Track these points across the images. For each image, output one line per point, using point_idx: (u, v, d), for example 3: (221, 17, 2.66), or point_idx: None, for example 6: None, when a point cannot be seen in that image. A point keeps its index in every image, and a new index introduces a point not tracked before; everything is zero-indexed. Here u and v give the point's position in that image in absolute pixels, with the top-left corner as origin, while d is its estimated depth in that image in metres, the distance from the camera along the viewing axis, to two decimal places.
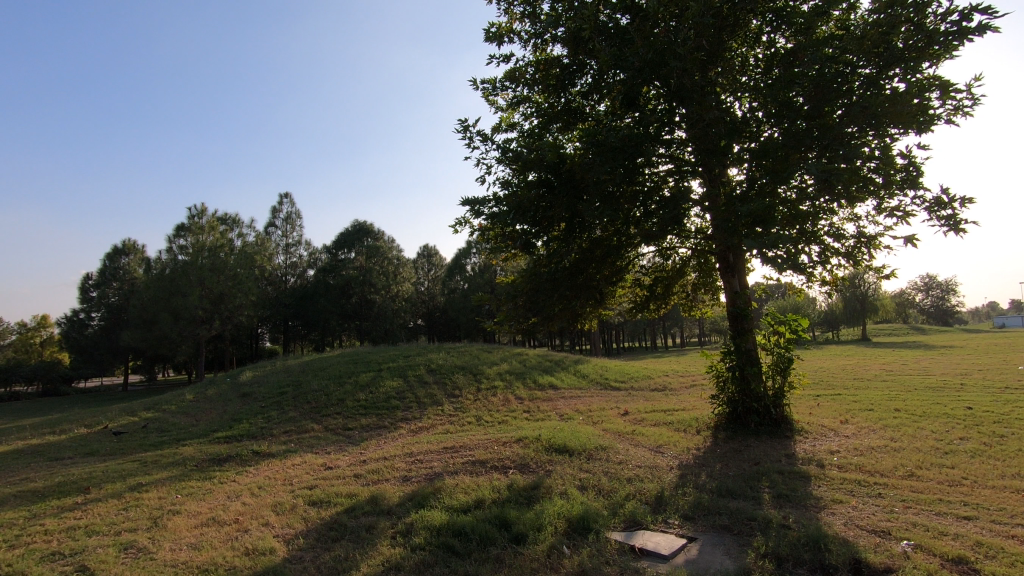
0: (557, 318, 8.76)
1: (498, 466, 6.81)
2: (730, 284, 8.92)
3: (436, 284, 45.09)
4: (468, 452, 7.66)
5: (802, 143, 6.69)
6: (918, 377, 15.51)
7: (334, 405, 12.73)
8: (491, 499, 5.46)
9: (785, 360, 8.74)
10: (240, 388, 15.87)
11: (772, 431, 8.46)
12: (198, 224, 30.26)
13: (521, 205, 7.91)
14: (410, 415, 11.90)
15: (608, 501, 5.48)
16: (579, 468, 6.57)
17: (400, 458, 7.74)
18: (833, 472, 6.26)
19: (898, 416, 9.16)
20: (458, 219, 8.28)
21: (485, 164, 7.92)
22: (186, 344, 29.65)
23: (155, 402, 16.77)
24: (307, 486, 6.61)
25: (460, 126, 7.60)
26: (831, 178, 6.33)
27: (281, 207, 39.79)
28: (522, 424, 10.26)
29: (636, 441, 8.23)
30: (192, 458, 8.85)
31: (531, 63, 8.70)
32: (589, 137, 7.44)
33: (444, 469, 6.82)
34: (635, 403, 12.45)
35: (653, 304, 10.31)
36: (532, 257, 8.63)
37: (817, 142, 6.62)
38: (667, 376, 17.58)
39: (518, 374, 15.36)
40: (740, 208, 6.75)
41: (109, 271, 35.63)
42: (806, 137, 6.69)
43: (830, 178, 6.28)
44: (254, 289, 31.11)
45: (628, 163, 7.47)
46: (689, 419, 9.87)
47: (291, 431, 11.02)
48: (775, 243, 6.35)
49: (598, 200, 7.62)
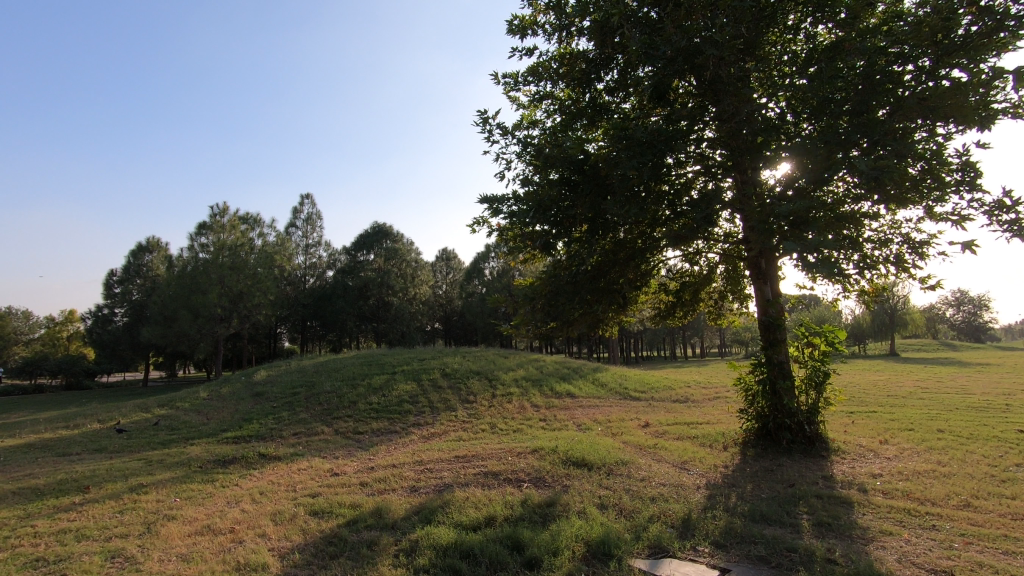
0: (576, 324, 8.28)
1: (512, 479, 6.40)
2: (761, 291, 8.39)
3: (454, 287, 44.95)
4: (480, 462, 7.26)
5: (850, 140, 6.23)
6: (957, 395, 14.73)
7: (346, 408, 12.44)
8: (503, 516, 5.06)
9: (820, 374, 8.20)
10: (254, 387, 15.68)
11: (806, 450, 7.90)
12: (219, 223, 30.42)
13: (542, 203, 7.52)
14: (423, 420, 11.55)
15: (631, 523, 5.04)
16: (599, 484, 6.15)
17: (409, 467, 7.37)
18: (878, 499, 5.72)
19: (942, 437, 8.53)
20: (476, 217, 7.94)
21: (504, 158, 7.51)
22: (205, 342, 29.66)
23: (169, 399, 16.70)
24: (310, 494, 6.29)
25: (478, 118, 7.22)
26: (881, 176, 5.85)
27: (303, 207, 39.98)
28: (538, 433, 9.83)
29: (659, 456, 7.75)
30: (198, 458, 8.61)
31: (555, 57, 8.34)
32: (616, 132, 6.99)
33: (454, 480, 6.43)
34: (656, 415, 11.94)
35: (679, 311, 9.87)
36: (552, 259, 8.23)
37: (867, 137, 6.13)
38: (689, 387, 17.00)
39: (534, 381, 14.93)
40: (779, 209, 6.27)
41: (133, 267, 36.15)
42: (854, 134, 6.20)
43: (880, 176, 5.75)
44: (273, 289, 31.28)
45: (657, 159, 7.02)
46: (714, 433, 9.34)
47: (301, 433, 10.75)
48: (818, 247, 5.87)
49: (624, 199, 7.17)
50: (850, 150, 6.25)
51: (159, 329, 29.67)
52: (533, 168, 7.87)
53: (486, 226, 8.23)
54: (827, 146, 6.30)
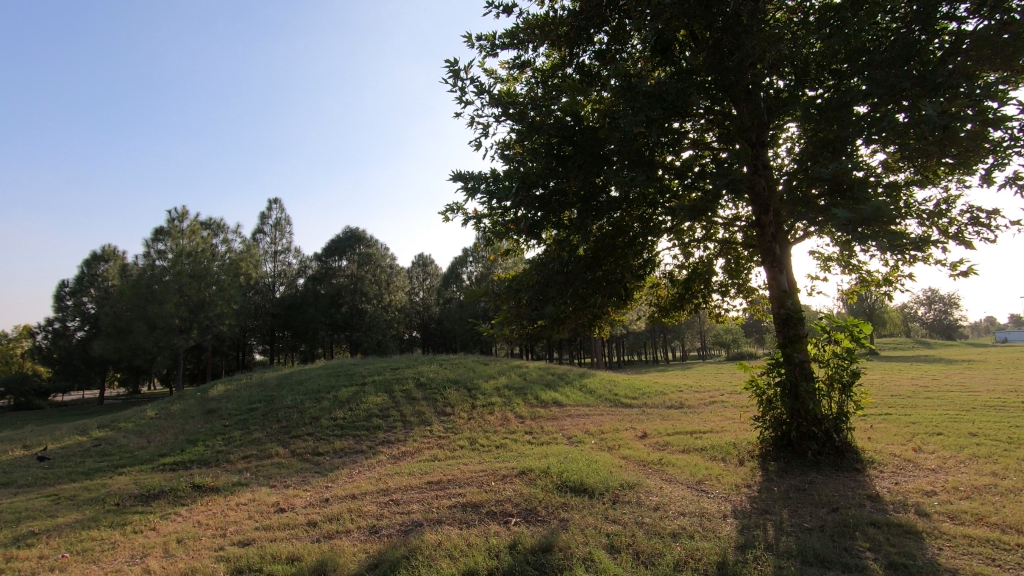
0: (568, 323, 6.99)
1: (496, 513, 5.18)
2: (777, 280, 7.32)
3: (432, 294, 43.68)
4: (457, 490, 6.02)
5: (901, 88, 5.09)
6: (964, 392, 14.01)
7: (307, 425, 11.04)
8: (487, 572, 3.85)
9: (847, 374, 7.12)
10: (207, 403, 14.11)
11: (835, 463, 6.83)
12: (177, 227, 28.40)
13: (526, 179, 6.29)
14: (394, 437, 10.22)
15: (653, 573, 3.87)
16: (604, 517, 4.98)
17: (371, 498, 6.10)
18: (948, 527, 4.66)
19: (982, 442, 7.57)
20: (449, 201, 6.74)
21: (480, 123, 6.23)
22: (163, 355, 27.75)
23: (112, 420, 15.01)
24: (241, 541, 4.97)
25: (448, 73, 5.97)
26: (949, 125, 4.76)
27: (270, 213, 38.05)
28: (525, 450, 8.62)
29: (668, 475, 6.60)
30: (119, 493, 7.17)
31: (537, 15, 7.14)
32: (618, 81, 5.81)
33: (425, 516, 5.18)
34: (652, 424, 10.82)
35: (678, 309, 8.80)
36: (537, 247, 6.99)
37: (920, 85, 4.96)
38: (681, 392, 16.04)
39: (517, 389, 13.71)
40: (817, 171, 5.14)
41: (87, 278, 33.78)
42: (905, 77, 5.04)
43: (950, 122, 4.63)
44: (237, 297, 29.58)
45: (665, 119, 5.88)
46: (724, 445, 8.23)
47: (252, 456, 9.35)
48: (875, 220, 4.72)
49: (626, 167, 6.02)
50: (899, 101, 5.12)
51: (112, 343, 27.67)
52: (515, 143, 6.71)
53: (461, 213, 6.98)
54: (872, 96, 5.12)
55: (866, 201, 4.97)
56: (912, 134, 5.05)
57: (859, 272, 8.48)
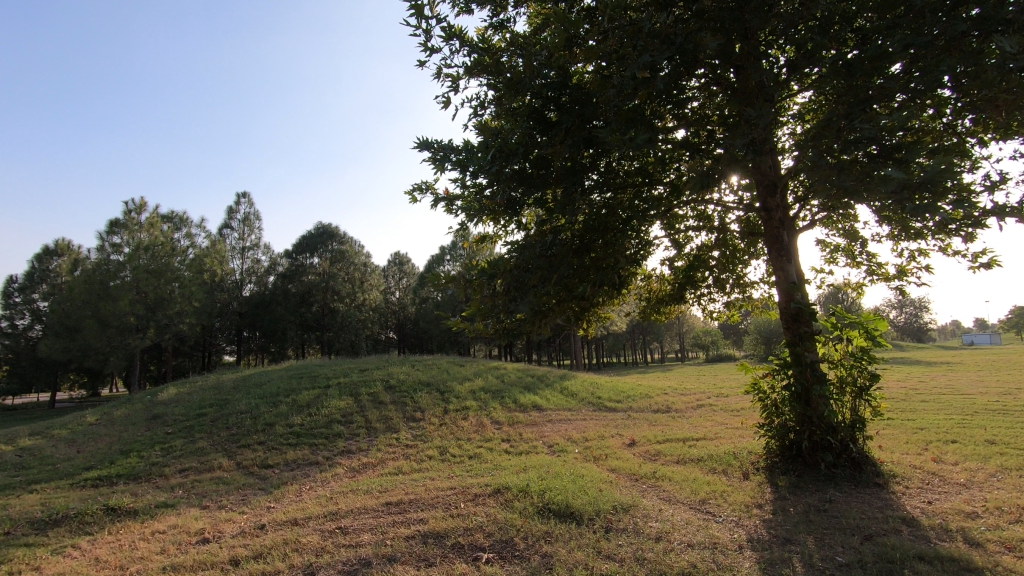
0: (552, 318, 5.99)
1: (464, 546, 4.21)
2: (785, 272, 6.47)
3: (408, 293, 42.50)
4: (418, 516, 5.03)
5: (953, 35, 4.20)
6: (959, 395, 13.48)
7: (259, 433, 9.92)
8: None
9: (864, 377, 6.27)
10: (152, 408, 12.80)
11: (852, 478, 6.02)
12: (134, 220, 26.67)
13: (503, 147, 5.32)
14: (355, 446, 9.17)
15: None
16: (596, 551, 4.04)
17: (315, 526, 5.07)
18: (1012, 562, 3.83)
19: (1006, 451, 6.85)
20: (417, 178, 5.80)
21: (450, 76, 5.24)
22: (116, 355, 26.10)
23: (48, 426, 13.59)
24: None
25: (410, 12, 4.99)
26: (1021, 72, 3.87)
27: (238, 207, 36.32)
28: (501, 461, 7.66)
29: (667, 493, 5.70)
30: (14, 518, 5.99)
31: None
32: (615, 23, 4.82)
33: (375, 551, 4.19)
34: (641, 430, 9.96)
35: (670, 304, 7.98)
36: (516, 230, 6.00)
37: (977, 29, 4.05)
38: (667, 395, 15.28)
39: (495, 393, 12.73)
40: (859, 128, 4.20)
41: (38, 273, 31.73)
42: (961, 17, 4.15)
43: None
44: (198, 295, 28.03)
45: (669, 71, 4.90)
46: (723, 455, 7.39)
47: (190, 470, 8.19)
48: (937, 181, 3.84)
49: (620, 129, 5.06)
50: (950, 47, 4.24)
51: (60, 343, 25.93)
52: (492, 107, 5.74)
53: (431, 193, 6.03)
54: (919, 43, 4.24)
55: (919, 163, 4.07)
56: (973, 82, 4.16)
57: (868, 264, 7.71)
